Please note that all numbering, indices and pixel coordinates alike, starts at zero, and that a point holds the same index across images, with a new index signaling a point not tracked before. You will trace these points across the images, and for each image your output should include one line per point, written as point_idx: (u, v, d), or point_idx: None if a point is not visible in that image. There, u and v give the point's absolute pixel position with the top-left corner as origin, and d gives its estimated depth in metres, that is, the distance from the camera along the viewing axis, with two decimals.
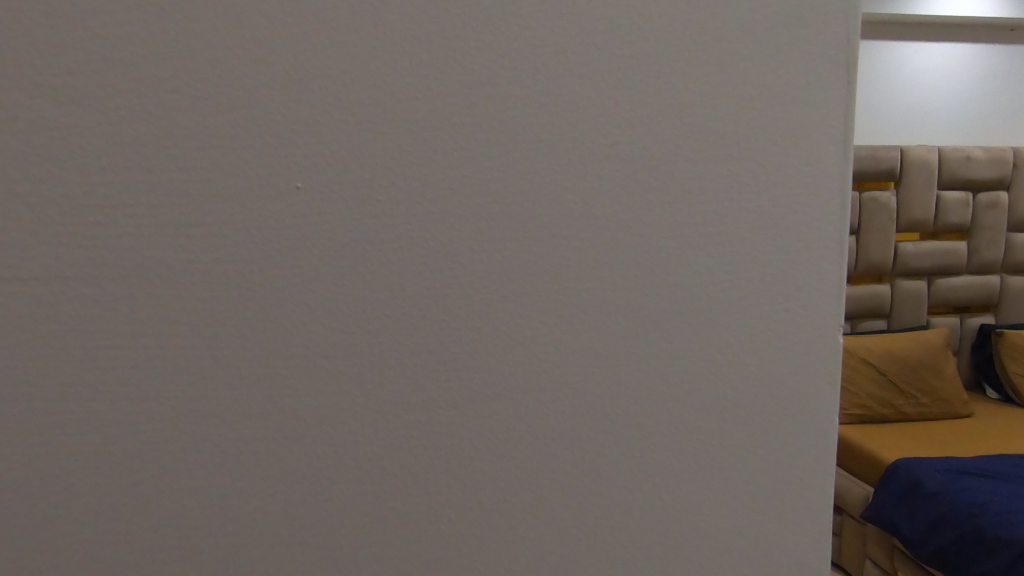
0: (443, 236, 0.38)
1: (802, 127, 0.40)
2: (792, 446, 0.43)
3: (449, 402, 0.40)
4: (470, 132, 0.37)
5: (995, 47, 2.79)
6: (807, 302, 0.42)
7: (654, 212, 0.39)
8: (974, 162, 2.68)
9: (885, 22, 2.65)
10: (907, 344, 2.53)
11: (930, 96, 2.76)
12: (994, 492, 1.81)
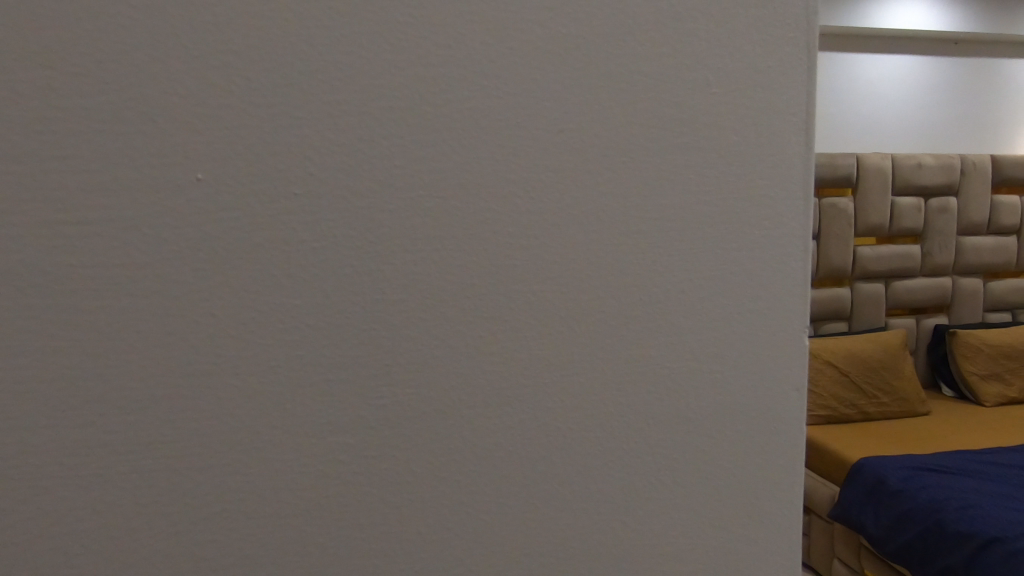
0: (348, 234, 0.33)
1: (763, 115, 0.38)
2: (741, 462, 0.40)
3: (357, 426, 0.35)
4: (378, 121, 0.33)
5: (942, 59, 2.89)
6: (753, 305, 0.39)
7: (607, 206, 0.36)
8: (924, 168, 2.76)
9: (838, 34, 2.73)
10: (868, 345, 2.59)
11: (881, 106, 2.84)
12: (955, 487, 1.84)
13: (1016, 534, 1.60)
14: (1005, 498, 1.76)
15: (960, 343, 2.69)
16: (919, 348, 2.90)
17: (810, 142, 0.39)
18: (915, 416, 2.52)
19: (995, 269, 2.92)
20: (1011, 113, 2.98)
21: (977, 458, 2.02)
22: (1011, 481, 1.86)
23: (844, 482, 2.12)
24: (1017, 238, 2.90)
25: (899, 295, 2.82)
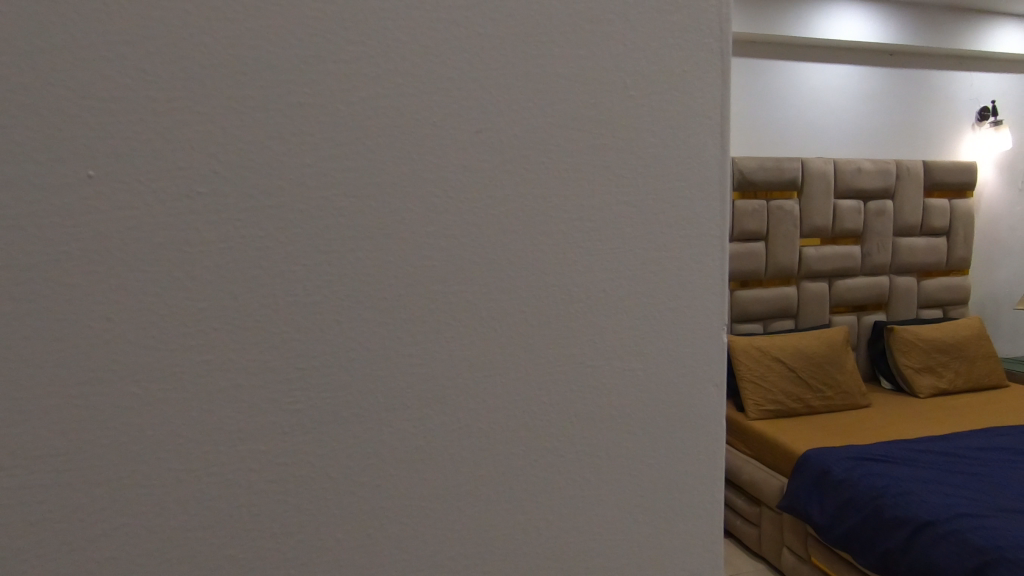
0: (254, 235, 0.32)
1: (678, 118, 0.38)
2: (660, 458, 0.40)
3: (264, 430, 0.33)
4: (285, 118, 0.32)
5: (878, 69, 3.04)
6: (670, 302, 0.39)
7: (526, 206, 0.36)
8: (863, 173, 2.90)
9: (781, 43, 2.85)
10: (812, 341, 2.72)
11: (824, 113, 2.97)
12: (892, 474, 1.94)
13: (946, 516, 1.69)
14: (937, 483, 1.86)
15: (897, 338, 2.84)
16: (860, 344, 3.04)
17: (724, 145, 0.40)
18: (856, 408, 2.64)
19: (926, 268, 3.09)
20: (940, 120, 3.16)
21: (912, 447, 2.13)
22: (942, 467, 1.97)
23: (791, 474, 2.21)
24: (947, 239, 3.09)
25: (841, 294, 2.95)
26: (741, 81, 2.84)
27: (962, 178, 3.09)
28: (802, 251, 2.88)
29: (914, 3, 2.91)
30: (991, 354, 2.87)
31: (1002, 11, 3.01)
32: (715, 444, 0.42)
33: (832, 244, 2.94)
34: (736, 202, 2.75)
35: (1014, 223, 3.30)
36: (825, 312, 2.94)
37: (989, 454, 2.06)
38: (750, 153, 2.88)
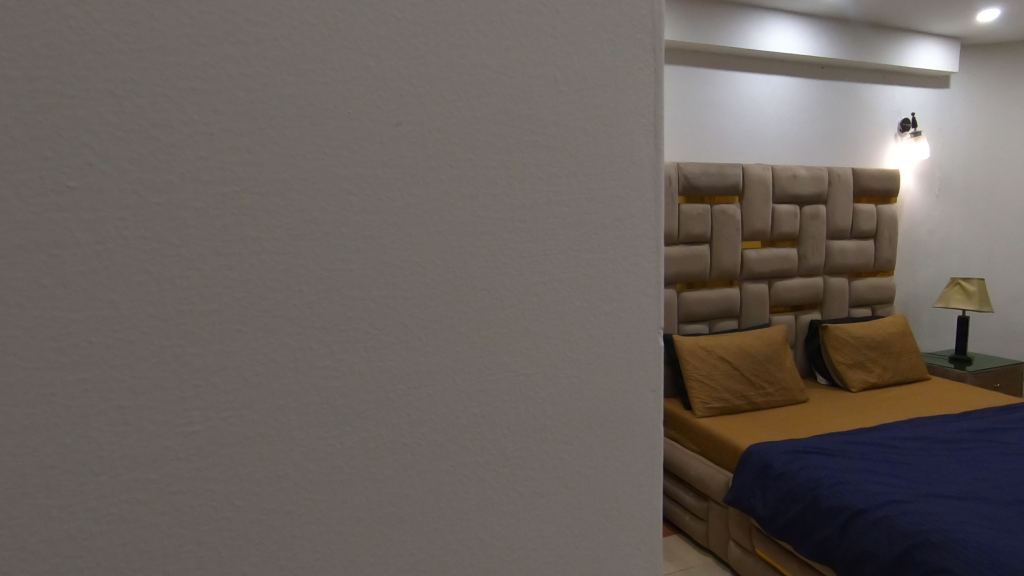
0: (135, 234, 0.28)
1: (613, 115, 0.37)
2: (595, 465, 0.39)
3: (154, 454, 0.30)
4: (173, 105, 0.28)
5: (811, 81, 3.20)
6: (603, 305, 0.38)
7: (451, 206, 0.34)
8: (798, 179, 3.04)
9: (723, 54, 2.96)
10: (754, 340, 2.82)
11: (762, 122, 3.10)
12: (828, 465, 2.03)
13: (877, 505, 1.77)
14: (868, 473, 1.96)
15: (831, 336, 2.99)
16: (798, 341, 3.18)
17: (657, 142, 0.39)
18: (796, 403, 2.75)
19: (856, 269, 3.27)
20: (868, 131, 3.35)
21: (846, 439, 2.23)
22: (873, 457, 2.07)
23: (737, 469, 2.27)
24: (874, 242, 3.28)
25: (780, 294, 3.08)
26: (684, 89, 2.93)
27: (887, 185, 3.28)
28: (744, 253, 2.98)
29: (843, 20, 3.07)
30: (915, 350, 3.05)
31: (921, 30, 3.22)
32: (650, 448, 0.41)
33: (771, 247, 3.07)
34: (681, 206, 2.83)
35: (933, 227, 3.53)
36: (765, 312, 3.05)
37: (914, 443, 2.18)
38: (694, 158, 2.97)
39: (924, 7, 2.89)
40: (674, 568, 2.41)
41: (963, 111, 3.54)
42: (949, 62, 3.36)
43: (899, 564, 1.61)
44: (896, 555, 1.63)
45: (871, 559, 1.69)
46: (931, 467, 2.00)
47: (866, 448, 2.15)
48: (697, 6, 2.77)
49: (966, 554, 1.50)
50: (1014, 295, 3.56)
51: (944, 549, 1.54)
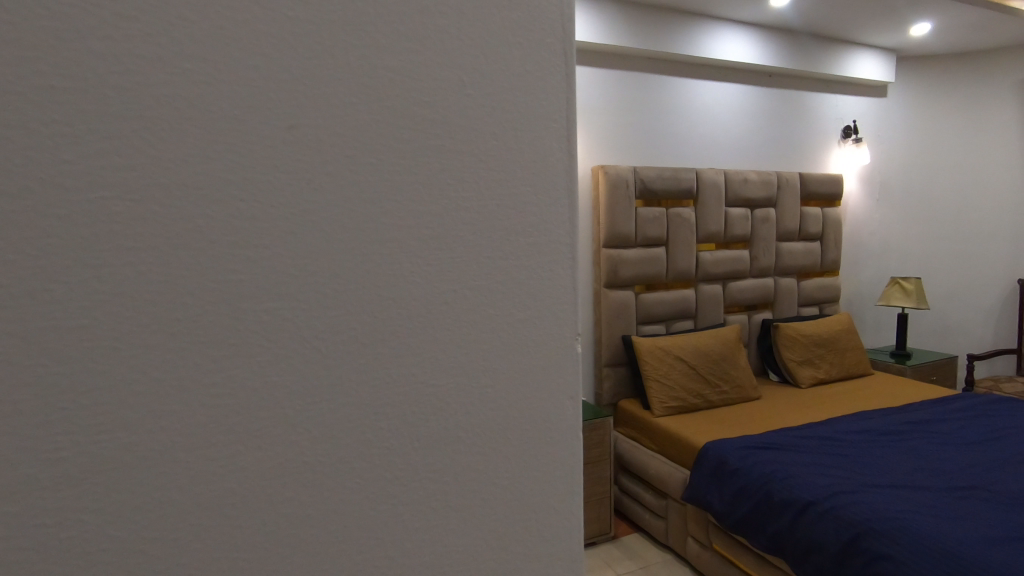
0: None
1: (523, 121, 0.37)
2: (514, 476, 0.38)
3: (18, 484, 0.27)
4: (29, 103, 0.26)
5: (760, 88, 3.31)
6: (517, 311, 0.37)
7: (352, 213, 0.33)
8: (749, 184, 3.15)
9: (676, 61, 3.03)
10: (709, 340, 2.89)
11: (715, 128, 3.18)
12: (778, 460, 2.09)
13: (825, 496, 1.83)
14: (817, 466, 2.02)
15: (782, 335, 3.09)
16: (751, 340, 3.27)
17: (570, 147, 0.39)
18: (749, 400, 2.83)
19: (805, 270, 3.40)
20: (814, 137, 3.48)
21: (794, 434, 2.31)
22: (821, 450, 2.15)
23: (693, 466, 2.32)
24: (820, 243, 3.42)
25: (733, 294, 3.17)
26: (640, 94, 2.98)
27: (832, 189, 3.43)
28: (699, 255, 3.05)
29: (790, 30, 3.19)
30: (858, 346, 3.19)
31: (861, 41, 3.38)
32: (569, 454, 0.40)
33: (725, 249, 3.15)
34: (638, 209, 2.87)
35: (875, 228, 3.70)
36: (720, 312, 3.13)
37: (859, 436, 2.27)
38: (650, 163, 3.02)
39: (862, 19, 3.03)
40: (634, 567, 2.44)
41: (900, 119, 3.73)
42: (886, 73, 3.53)
43: (845, 552, 1.67)
44: (842, 544, 1.69)
45: (820, 549, 1.75)
46: (875, 457, 2.09)
47: (814, 442, 2.23)
48: (650, 14, 2.82)
49: (905, 540, 1.57)
50: (948, 293, 3.77)
51: (885, 536, 1.61)
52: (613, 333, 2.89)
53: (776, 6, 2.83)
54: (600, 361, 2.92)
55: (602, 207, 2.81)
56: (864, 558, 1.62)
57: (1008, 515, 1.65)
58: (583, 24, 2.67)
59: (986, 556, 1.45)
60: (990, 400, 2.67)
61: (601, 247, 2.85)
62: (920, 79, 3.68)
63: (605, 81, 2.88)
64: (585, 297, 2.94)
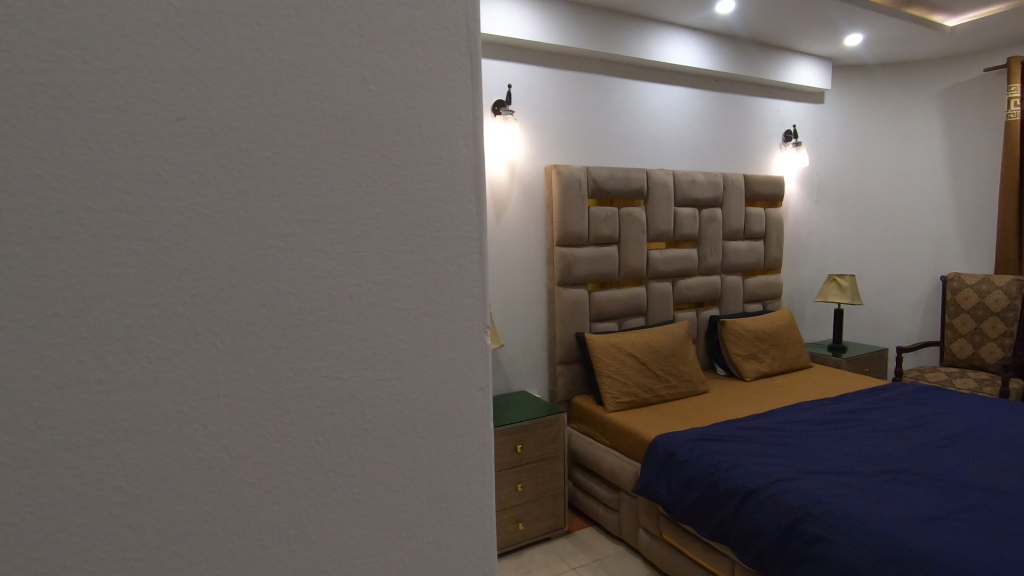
0: None
1: (428, 118, 0.37)
2: (423, 468, 0.39)
3: None
4: None
5: (707, 92, 3.42)
6: (424, 306, 0.38)
7: (249, 208, 0.33)
8: (697, 184, 3.26)
9: (628, 64, 3.10)
10: (659, 336, 2.97)
11: (664, 130, 3.27)
12: (722, 450, 2.17)
13: (766, 483, 1.91)
14: (760, 455, 2.11)
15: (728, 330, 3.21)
16: (699, 336, 3.38)
17: (478, 146, 0.40)
18: (697, 393, 2.92)
19: (749, 268, 3.54)
20: (757, 141, 3.63)
21: (737, 425, 2.40)
22: (763, 440, 2.24)
23: (644, 459, 2.38)
24: (763, 242, 3.57)
25: (682, 291, 3.27)
26: (591, 95, 3.02)
27: (773, 190, 3.59)
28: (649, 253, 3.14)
29: (734, 37, 3.31)
30: (798, 340, 3.35)
31: (799, 49, 3.54)
32: (480, 445, 0.41)
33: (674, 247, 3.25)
34: (591, 208, 2.92)
35: (813, 228, 3.90)
36: (669, 308, 3.22)
37: (798, 426, 2.38)
38: (602, 163, 3.08)
39: (800, 29, 3.18)
40: (587, 559, 2.48)
41: (836, 124, 3.93)
42: (823, 80, 3.71)
43: (785, 536, 1.76)
44: (781, 529, 1.78)
45: (761, 534, 1.83)
46: (812, 446, 2.19)
47: (758, 433, 2.32)
48: (601, 16, 2.87)
49: (838, 523, 1.66)
50: (878, 289, 4.00)
51: (820, 520, 1.70)
52: (566, 330, 2.93)
53: (721, 13, 2.94)
54: (554, 359, 2.96)
55: (555, 207, 2.85)
56: (802, 541, 1.71)
57: (928, 495, 1.77)
58: (535, 24, 2.68)
59: (910, 535, 1.55)
60: (915, 389, 2.86)
61: (554, 245, 2.88)
62: (851, 87, 3.91)
63: (558, 81, 2.91)
64: (539, 295, 2.97)
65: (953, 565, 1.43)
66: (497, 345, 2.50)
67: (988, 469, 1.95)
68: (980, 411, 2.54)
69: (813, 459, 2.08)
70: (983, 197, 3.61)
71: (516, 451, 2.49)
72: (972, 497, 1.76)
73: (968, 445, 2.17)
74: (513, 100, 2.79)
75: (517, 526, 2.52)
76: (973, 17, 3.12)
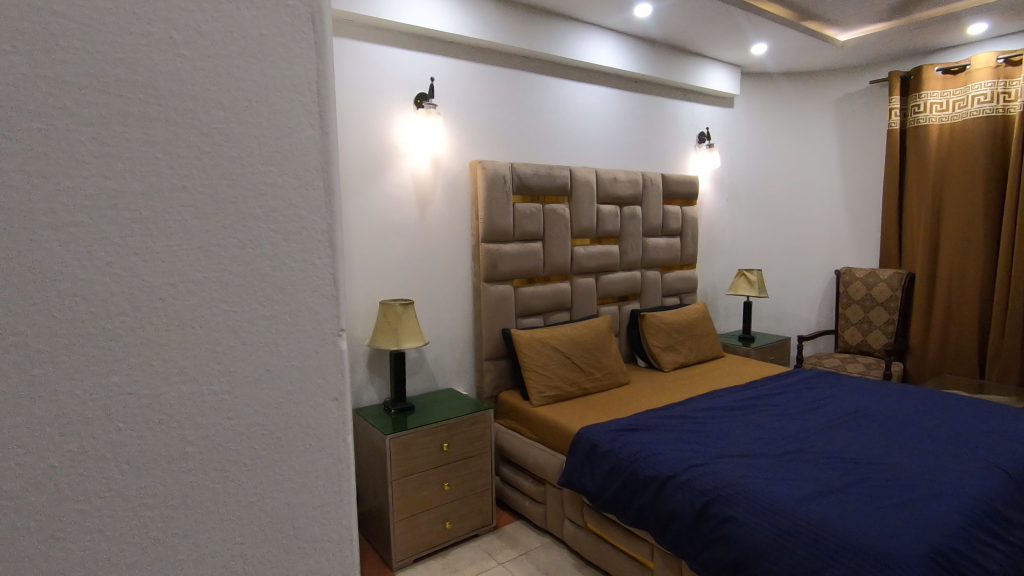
0: None
1: (258, 90, 0.32)
2: (261, 493, 0.34)
3: None
4: None
5: (627, 92, 3.51)
6: (257, 306, 0.33)
7: (17, 194, 0.27)
8: (618, 182, 3.33)
9: (552, 61, 3.11)
10: (583, 330, 3.01)
11: (586, 128, 3.33)
12: (641, 439, 2.23)
13: (682, 469, 1.98)
14: (677, 442, 2.18)
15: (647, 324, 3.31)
16: (622, 329, 3.47)
17: (328, 127, 0.35)
18: (619, 385, 2.99)
19: (667, 263, 3.69)
20: (674, 142, 3.78)
21: (655, 415, 2.48)
22: (680, 428, 2.32)
23: (569, 451, 2.40)
24: (680, 239, 3.73)
25: (605, 286, 3.34)
26: (514, 91, 3.00)
27: (690, 189, 3.75)
28: (573, 250, 3.18)
29: (653, 40, 3.41)
30: (711, 331, 3.51)
31: (711, 55, 3.70)
32: (335, 462, 0.37)
33: (597, 244, 3.30)
34: (516, 205, 2.91)
35: (725, 226, 4.11)
36: (593, 303, 3.28)
37: (710, 413, 2.50)
38: (527, 160, 3.08)
39: (712, 36, 3.33)
40: (513, 554, 2.48)
41: (745, 128, 4.16)
42: (733, 85, 3.91)
43: (699, 519, 1.83)
44: (695, 512, 1.84)
45: (677, 518, 1.89)
46: (723, 432, 2.29)
47: (675, 421, 2.41)
48: (523, 13, 2.85)
49: (747, 503, 1.74)
50: (783, 282, 4.29)
51: (731, 501, 1.77)
52: (492, 326, 2.90)
53: (639, 16, 3.02)
54: (480, 355, 2.93)
55: (480, 203, 2.82)
56: (714, 522, 1.78)
57: (823, 472, 1.90)
58: (457, 17, 2.62)
59: (808, 510, 1.65)
60: (814, 374, 3.08)
61: (479, 241, 2.85)
62: (758, 93, 4.15)
63: (481, 76, 2.87)
64: (464, 292, 2.93)
65: (845, 535, 1.53)
66: (421, 344, 2.43)
67: (874, 445, 2.13)
68: (868, 392, 2.78)
69: (725, 443, 2.17)
70: (870, 197, 3.90)
71: (441, 450, 2.44)
72: (861, 471, 1.90)
73: (857, 424, 2.36)
74: (435, 94, 2.71)
75: (443, 525, 2.47)
76: (862, 33, 3.39)
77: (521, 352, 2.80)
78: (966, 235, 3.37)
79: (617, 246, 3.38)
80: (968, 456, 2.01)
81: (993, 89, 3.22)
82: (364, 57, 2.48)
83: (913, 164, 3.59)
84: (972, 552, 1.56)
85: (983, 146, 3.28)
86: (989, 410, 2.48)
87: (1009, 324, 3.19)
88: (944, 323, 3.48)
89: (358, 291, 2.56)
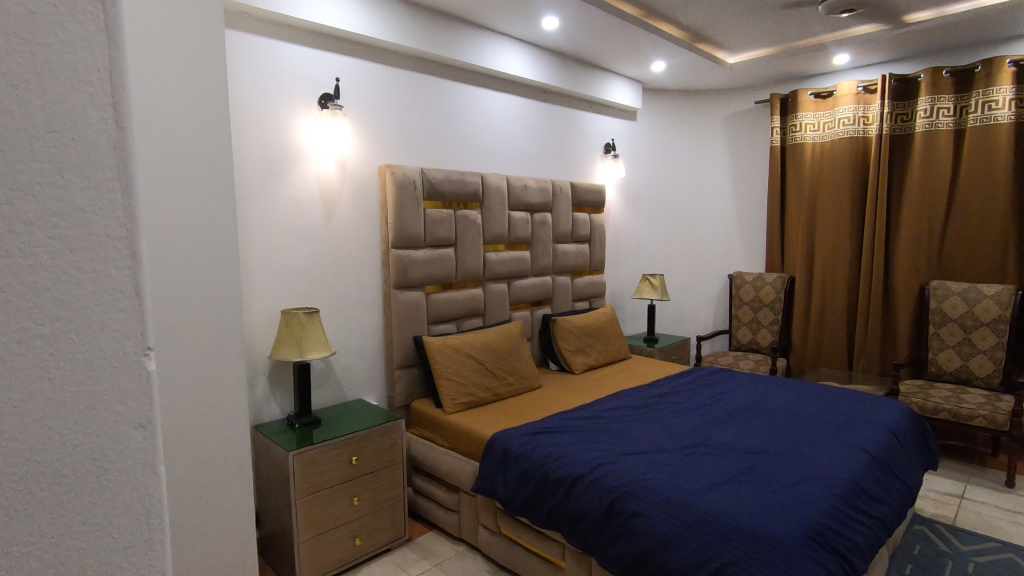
0: None
1: (26, 77, 0.28)
2: (44, 538, 0.30)
3: None
4: None
5: (536, 102, 3.58)
6: (31, 321, 0.29)
7: None
8: (528, 189, 3.37)
9: (462, 68, 3.11)
10: (496, 335, 3.01)
11: (497, 135, 3.35)
12: (552, 442, 2.25)
13: (591, 468, 2.02)
14: (585, 443, 2.23)
15: (558, 327, 3.37)
16: (534, 334, 3.52)
17: (128, 122, 0.32)
18: (531, 388, 3.02)
19: (577, 269, 3.79)
20: (582, 151, 3.91)
21: (566, 417, 2.53)
22: (589, 429, 2.38)
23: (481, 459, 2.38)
24: (588, 245, 3.85)
25: (516, 291, 3.37)
26: (424, 95, 2.96)
27: (597, 198, 3.88)
28: (486, 256, 3.17)
29: (560, 52, 3.51)
30: (619, 333, 3.65)
31: (615, 70, 3.87)
32: (141, 498, 0.33)
33: (509, 249, 3.33)
34: (426, 210, 2.86)
35: (630, 233, 4.30)
36: (505, 308, 3.30)
37: (617, 413, 2.58)
38: (438, 166, 3.05)
39: (615, 52, 3.49)
40: (424, 565, 2.42)
41: (646, 140, 4.38)
42: (635, 99, 4.12)
43: (607, 515, 1.87)
44: (603, 509, 1.89)
45: (586, 517, 1.93)
46: (628, 431, 2.37)
47: (583, 422, 2.46)
48: (432, 17, 2.82)
49: (649, 497, 1.81)
50: (683, 286, 4.55)
51: (635, 496, 1.83)
52: (402, 333, 2.82)
53: (546, 28, 3.09)
54: (391, 364, 2.84)
55: (388, 207, 2.74)
56: (620, 518, 1.83)
57: (717, 463, 2.03)
58: (363, 17, 2.55)
59: (705, 500, 1.75)
60: (711, 371, 3.28)
61: (388, 247, 2.77)
62: (658, 108, 4.39)
63: (388, 79, 2.79)
64: (373, 300, 2.83)
65: (736, 521, 1.64)
66: (328, 354, 2.31)
67: (761, 435, 2.30)
68: (755, 387, 3.00)
69: (631, 441, 2.25)
70: (756, 207, 4.24)
71: (349, 464, 2.32)
72: (750, 461, 2.05)
73: (746, 416, 2.54)
74: (341, 95, 2.61)
75: (352, 542, 2.36)
76: (748, 58, 3.68)
77: (432, 359, 2.75)
78: (836, 241, 3.74)
79: (528, 252, 3.42)
80: (838, 441, 2.22)
81: (855, 113, 3.63)
82: (262, 53, 2.34)
83: (792, 178, 3.95)
84: (842, 528, 1.72)
85: (848, 162, 3.67)
86: (855, 399, 2.76)
87: (872, 320, 3.58)
88: (820, 321, 3.83)
89: (255, 299, 2.40)
